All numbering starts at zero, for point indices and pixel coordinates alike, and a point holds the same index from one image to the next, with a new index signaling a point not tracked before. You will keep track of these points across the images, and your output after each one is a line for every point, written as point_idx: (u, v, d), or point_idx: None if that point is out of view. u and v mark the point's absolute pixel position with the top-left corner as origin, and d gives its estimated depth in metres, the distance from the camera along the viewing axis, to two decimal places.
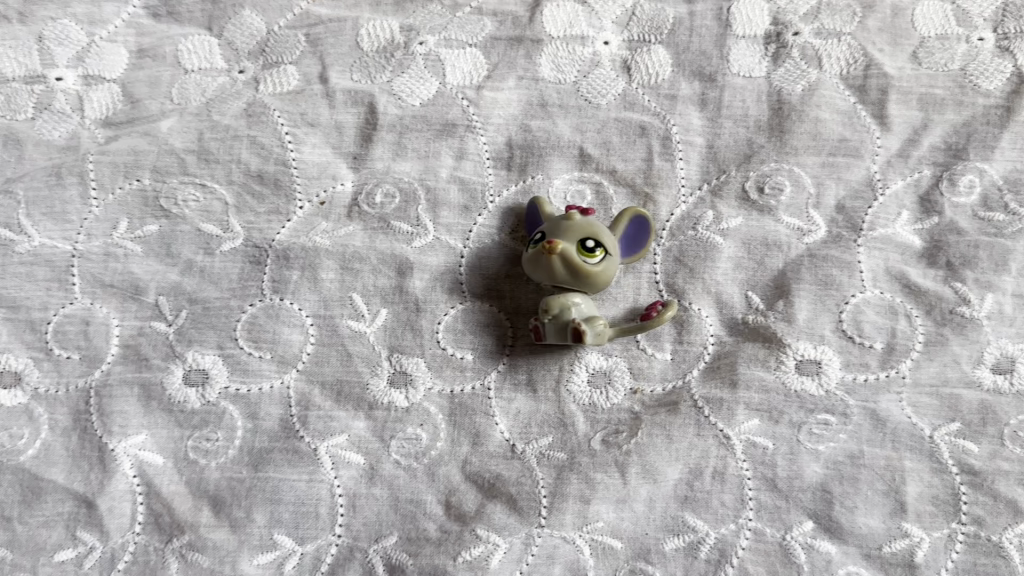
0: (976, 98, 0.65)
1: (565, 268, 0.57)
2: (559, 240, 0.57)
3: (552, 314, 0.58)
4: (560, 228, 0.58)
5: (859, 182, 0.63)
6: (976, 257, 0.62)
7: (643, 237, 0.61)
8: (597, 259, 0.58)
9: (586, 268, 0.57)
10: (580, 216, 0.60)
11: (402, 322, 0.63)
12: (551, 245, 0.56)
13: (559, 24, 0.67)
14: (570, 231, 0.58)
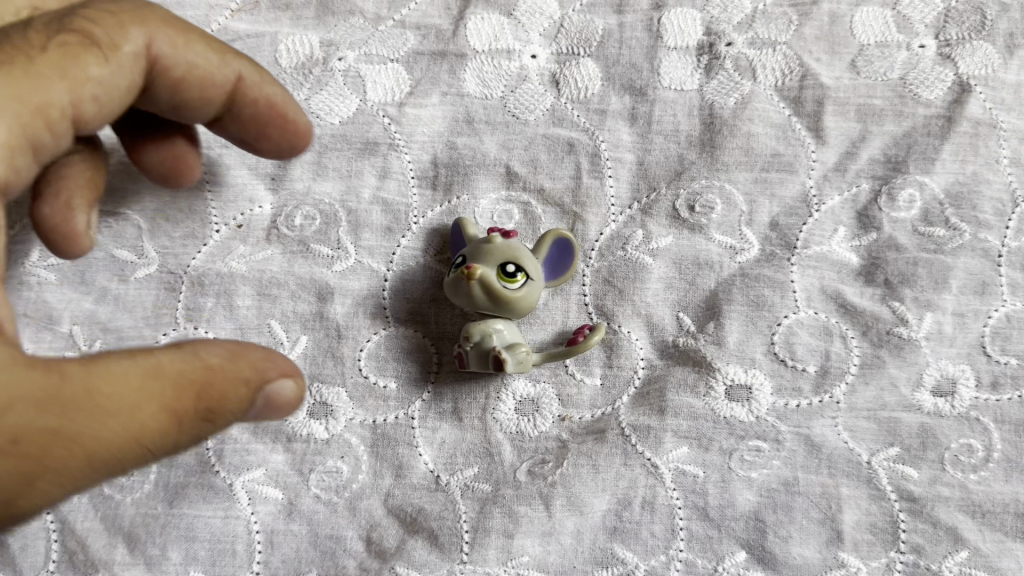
0: (918, 109, 0.63)
1: (485, 293, 0.55)
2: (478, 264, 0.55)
3: (473, 342, 0.56)
4: (480, 252, 0.56)
5: (794, 199, 0.62)
6: (916, 275, 0.60)
7: (569, 258, 0.58)
8: (518, 284, 0.55)
9: (507, 293, 0.55)
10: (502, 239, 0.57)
11: (322, 350, 0.60)
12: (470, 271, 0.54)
13: (483, 37, 0.65)
14: (490, 255, 0.56)
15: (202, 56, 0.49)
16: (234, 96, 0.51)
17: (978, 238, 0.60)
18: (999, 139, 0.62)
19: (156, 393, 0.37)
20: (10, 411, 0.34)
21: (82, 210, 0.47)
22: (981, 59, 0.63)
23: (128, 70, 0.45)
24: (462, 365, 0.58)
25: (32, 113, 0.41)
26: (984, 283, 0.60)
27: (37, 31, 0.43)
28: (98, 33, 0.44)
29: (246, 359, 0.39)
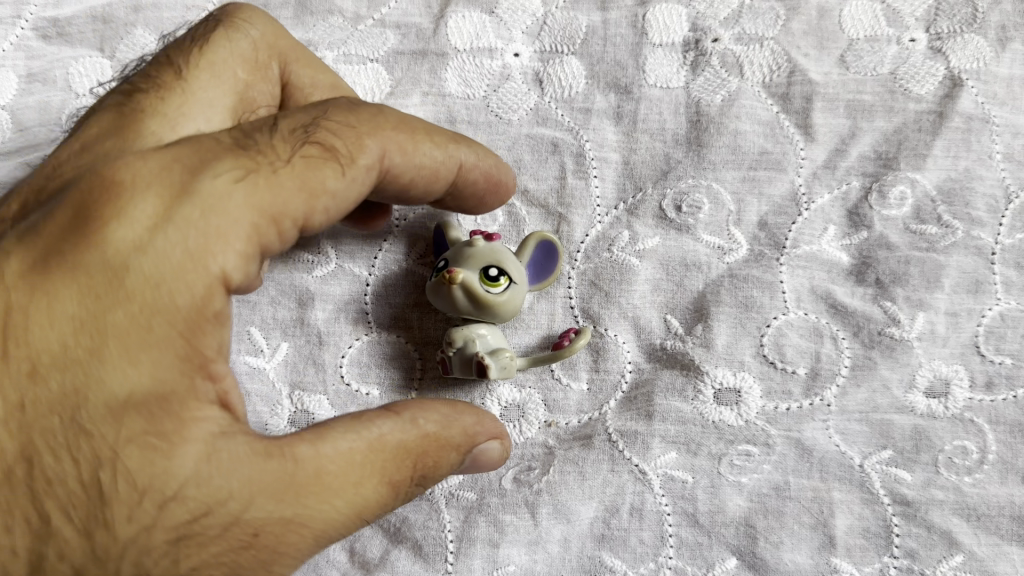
0: (909, 105, 0.62)
1: (468, 297, 0.54)
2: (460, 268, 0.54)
3: (455, 347, 0.55)
4: (462, 255, 0.55)
5: (784, 198, 0.60)
6: (908, 274, 0.59)
7: (552, 262, 0.57)
8: (502, 288, 0.54)
9: (490, 299, 0.54)
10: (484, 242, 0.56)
11: (303, 356, 0.59)
12: (452, 275, 0.53)
13: (465, 36, 0.64)
14: (473, 259, 0.55)
15: (430, 154, 0.50)
16: (453, 181, 0.53)
17: (972, 236, 0.59)
18: (992, 135, 0.61)
19: (375, 466, 0.43)
20: (249, 508, 0.41)
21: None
22: (973, 52, 0.62)
23: (365, 182, 0.46)
24: (444, 372, 0.57)
25: (264, 225, 0.43)
26: (977, 281, 0.59)
27: (284, 140, 0.45)
28: (339, 145, 0.46)
29: (459, 421, 0.47)
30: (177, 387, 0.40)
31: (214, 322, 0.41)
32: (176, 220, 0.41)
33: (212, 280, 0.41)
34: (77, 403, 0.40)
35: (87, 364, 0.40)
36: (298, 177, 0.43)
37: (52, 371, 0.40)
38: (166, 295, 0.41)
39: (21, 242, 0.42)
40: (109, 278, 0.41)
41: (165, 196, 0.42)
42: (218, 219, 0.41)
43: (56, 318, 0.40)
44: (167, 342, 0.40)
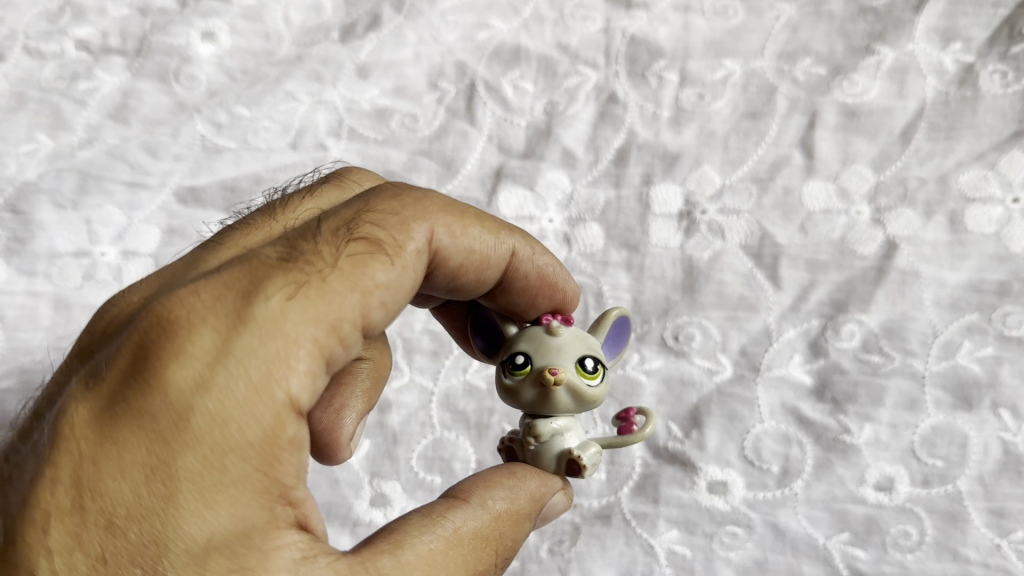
0: (855, 264, 0.80)
1: (571, 396, 0.55)
2: (558, 365, 0.54)
3: (541, 438, 0.57)
4: (551, 348, 0.55)
5: (758, 332, 0.78)
6: (855, 393, 0.75)
7: (624, 335, 0.62)
8: (596, 378, 0.56)
9: (588, 390, 0.55)
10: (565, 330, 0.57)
11: (381, 449, 0.76)
12: (557, 374, 0.53)
13: (512, 206, 0.84)
14: (566, 352, 0.55)
15: (478, 238, 0.55)
16: (506, 266, 0.57)
17: (907, 364, 0.76)
18: (922, 286, 0.78)
19: (460, 562, 0.48)
20: None
21: (349, 418, 0.55)
22: (905, 222, 0.80)
23: (409, 265, 0.50)
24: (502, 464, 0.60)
25: (326, 330, 0.46)
26: (912, 400, 0.75)
27: (327, 242, 0.49)
28: (383, 239, 0.50)
29: (523, 486, 0.54)
30: (257, 522, 0.43)
31: (289, 447, 0.44)
32: (237, 358, 0.44)
33: (279, 409, 0.44)
34: (156, 554, 0.41)
35: (163, 512, 0.41)
36: (346, 275, 0.47)
37: (127, 524, 0.41)
38: (236, 434, 0.43)
39: (92, 395, 0.45)
40: (175, 427, 0.42)
41: (224, 330, 0.44)
42: (278, 341, 0.44)
43: (126, 470, 0.42)
44: (243, 477, 0.43)
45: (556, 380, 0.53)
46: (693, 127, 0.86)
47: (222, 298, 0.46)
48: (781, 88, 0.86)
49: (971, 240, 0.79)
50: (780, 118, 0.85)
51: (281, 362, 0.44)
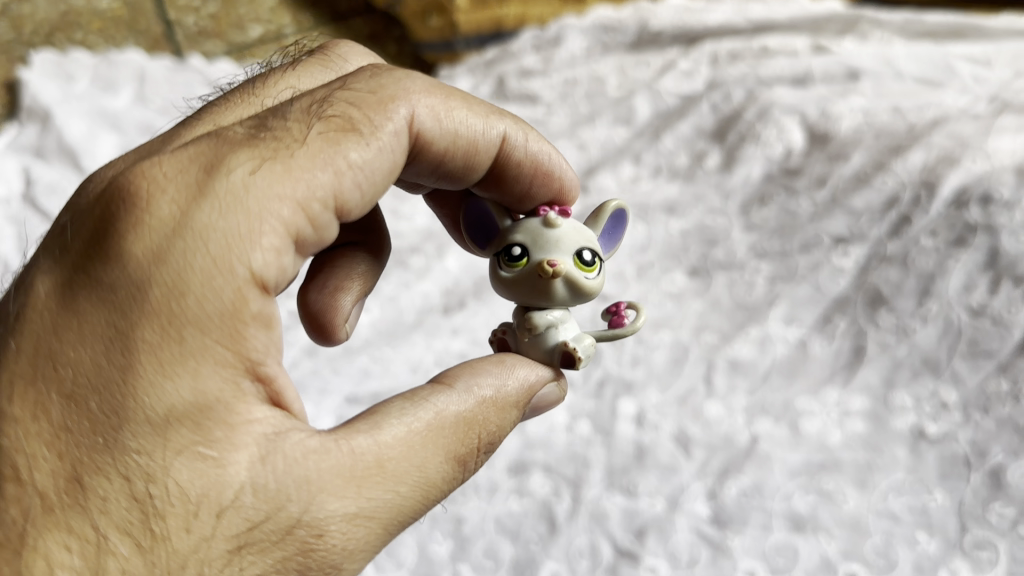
0: (734, 451, 1.28)
1: (565, 288, 0.90)
2: (559, 258, 0.90)
3: (536, 333, 0.92)
4: (556, 242, 0.91)
5: (675, 488, 1.25)
6: (733, 517, 1.20)
7: (618, 229, 1.00)
8: (590, 273, 0.92)
9: (579, 278, 0.90)
10: (561, 226, 0.92)
11: (516, 545, 1.21)
12: (556, 268, 0.88)
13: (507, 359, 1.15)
14: (565, 246, 0.91)
15: (459, 120, 0.91)
16: (504, 142, 0.95)
17: (762, 504, 1.21)
18: (772, 466, 1.25)
19: (438, 442, 0.78)
20: (314, 500, 0.71)
21: (344, 301, 0.95)
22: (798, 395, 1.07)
23: (381, 142, 0.82)
24: (512, 346, 0.96)
25: (292, 200, 0.75)
26: None
27: (300, 123, 0.80)
28: (350, 122, 0.81)
29: (511, 377, 0.85)
30: (217, 395, 0.70)
31: (254, 321, 0.72)
32: (196, 245, 0.71)
33: (240, 281, 0.71)
34: (117, 417, 0.68)
35: (120, 380, 0.69)
36: (326, 156, 0.78)
37: (86, 395, 0.69)
38: (198, 305, 0.70)
39: (62, 288, 0.72)
40: (149, 307, 0.70)
41: (189, 199, 0.73)
42: (246, 204, 0.73)
43: (90, 344, 0.69)
44: (204, 349, 0.70)
45: (556, 272, 0.88)
46: (643, 367, 1.41)
47: (191, 191, 0.73)
48: (692, 347, 1.43)
49: (804, 440, 1.28)
50: (693, 363, 1.41)
51: (249, 236, 0.72)
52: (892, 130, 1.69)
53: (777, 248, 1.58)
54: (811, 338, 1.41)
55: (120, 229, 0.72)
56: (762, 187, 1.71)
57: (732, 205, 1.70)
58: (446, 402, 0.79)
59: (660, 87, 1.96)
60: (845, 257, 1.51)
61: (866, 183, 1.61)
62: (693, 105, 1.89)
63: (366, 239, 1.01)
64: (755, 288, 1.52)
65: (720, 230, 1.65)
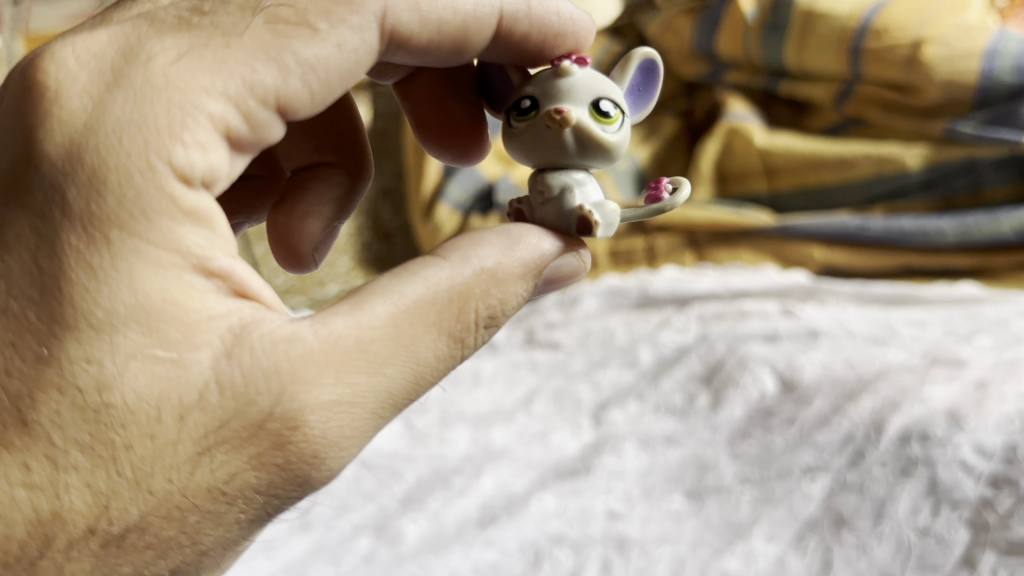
0: None
1: (577, 143, 0.82)
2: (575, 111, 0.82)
3: (550, 194, 0.84)
4: (574, 97, 0.83)
5: None
6: None
7: (653, 83, 0.90)
8: (612, 129, 0.83)
9: (595, 131, 0.82)
10: (575, 73, 0.84)
11: None
12: (564, 115, 0.80)
13: None
14: (581, 101, 0.83)
15: (448, 8, 0.81)
16: (503, 19, 0.85)
17: None
18: None
19: (427, 317, 0.72)
20: (289, 389, 0.67)
21: (316, 222, 0.91)
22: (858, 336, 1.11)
23: (342, 39, 0.74)
24: (528, 218, 0.87)
25: (221, 94, 0.69)
26: None
27: (242, 18, 0.71)
28: (302, 14, 0.73)
29: (521, 246, 0.77)
30: (162, 295, 0.65)
31: (191, 216, 0.67)
32: (113, 141, 0.65)
33: (168, 176, 0.66)
34: (55, 325, 0.64)
35: (56, 288, 0.64)
36: (273, 49, 0.71)
37: (24, 305, 0.64)
38: (132, 203, 0.65)
39: None
40: (72, 210, 0.64)
41: (106, 91, 0.67)
42: (173, 96, 0.67)
43: (22, 251, 0.65)
44: (150, 250, 0.66)
45: (565, 121, 0.80)
46: None
47: (105, 82, 0.67)
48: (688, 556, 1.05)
49: None
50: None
51: (170, 131, 0.66)
52: (846, 380, 1.23)
53: (757, 472, 1.15)
54: (788, 554, 1.03)
55: (34, 128, 0.66)
56: (749, 425, 1.23)
57: (720, 440, 1.22)
58: (435, 279, 0.73)
59: (660, 338, 1.42)
60: (816, 482, 1.10)
61: (825, 423, 1.17)
62: (682, 356, 1.37)
63: (342, 156, 0.96)
64: (740, 506, 1.11)
65: (711, 454, 1.20)
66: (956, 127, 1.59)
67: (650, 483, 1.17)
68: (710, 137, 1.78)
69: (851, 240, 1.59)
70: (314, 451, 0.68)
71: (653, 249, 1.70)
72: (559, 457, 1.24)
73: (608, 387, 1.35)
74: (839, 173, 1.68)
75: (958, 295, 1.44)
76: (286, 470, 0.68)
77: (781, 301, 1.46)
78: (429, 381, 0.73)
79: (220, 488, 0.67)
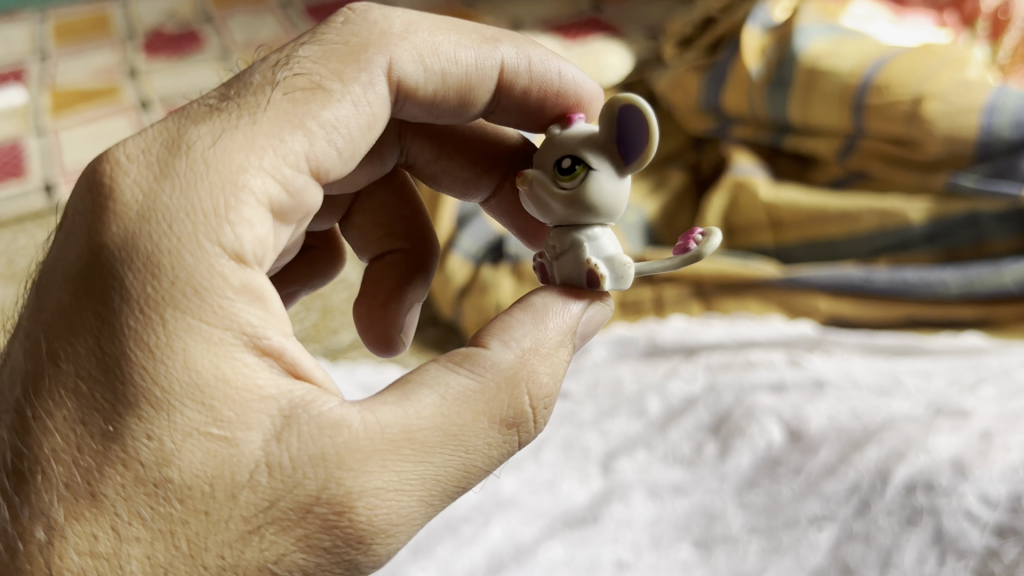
0: None
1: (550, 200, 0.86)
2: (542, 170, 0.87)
3: (562, 251, 0.87)
4: (552, 157, 0.87)
5: None
6: None
7: (632, 122, 0.82)
8: (575, 179, 0.84)
9: (552, 186, 0.85)
10: (559, 135, 0.89)
11: None
12: (520, 178, 0.87)
13: None
14: (554, 160, 0.87)
15: (453, 58, 0.87)
16: (505, 72, 0.91)
17: None
18: None
19: (477, 402, 0.73)
20: (337, 473, 0.68)
21: (395, 303, 1.06)
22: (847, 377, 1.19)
23: (357, 96, 0.79)
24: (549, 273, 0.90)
25: (261, 173, 0.72)
26: None
27: (263, 93, 0.75)
28: (319, 80, 0.77)
29: (554, 320, 0.80)
30: (217, 373, 0.67)
31: (243, 293, 0.70)
32: (164, 227, 0.68)
33: (218, 257, 0.69)
34: (115, 404, 0.66)
35: (117, 368, 0.66)
36: (295, 119, 0.75)
37: (88, 386, 0.66)
38: (187, 284, 0.67)
39: (63, 275, 0.69)
40: (130, 292, 0.67)
41: (160, 176, 0.69)
42: (217, 177, 0.70)
43: (87, 334, 0.67)
44: (206, 330, 0.68)
45: (520, 181, 0.86)
46: None
47: (155, 171, 0.70)
48: None
49: None
50: None
51: (217, 211, 0.69)
52: (851, 430, 1.23)
53: (765, 522, 1.16)
54: None
55: (98, 215, 0.69)
56: (757, 475, 1.24)
57: (728, 489, 1.23)
58: (485, 369, 0.75)
59: (668, 388, 1.43)
60: (823, 531, 1.12)
61: (831, 473, 1.18)
62: (690, 407, 1.38)
63: (405, 242, 1.11)
64: (747, 556, 1.12)
65: (719, 503, 1.21)
66: (957, 181, 1.62)
67: (659, 532, 1.18)
68: (715, 191, 1.82)
69: (857, 293, 1.62)
70: (360, 537, 0.68)
71: (661, 299, 1.72)
72: (568, 506, 1.25)
73: (617, 436, 1.36)
74: (842, 226, 1.71)
75: (961, 346, 1.46)
76: (334, 555, 0.68)
77: (787, 351, 1.48)
78: (480, 469, 0.74)
79: (269, 569, 0.67)
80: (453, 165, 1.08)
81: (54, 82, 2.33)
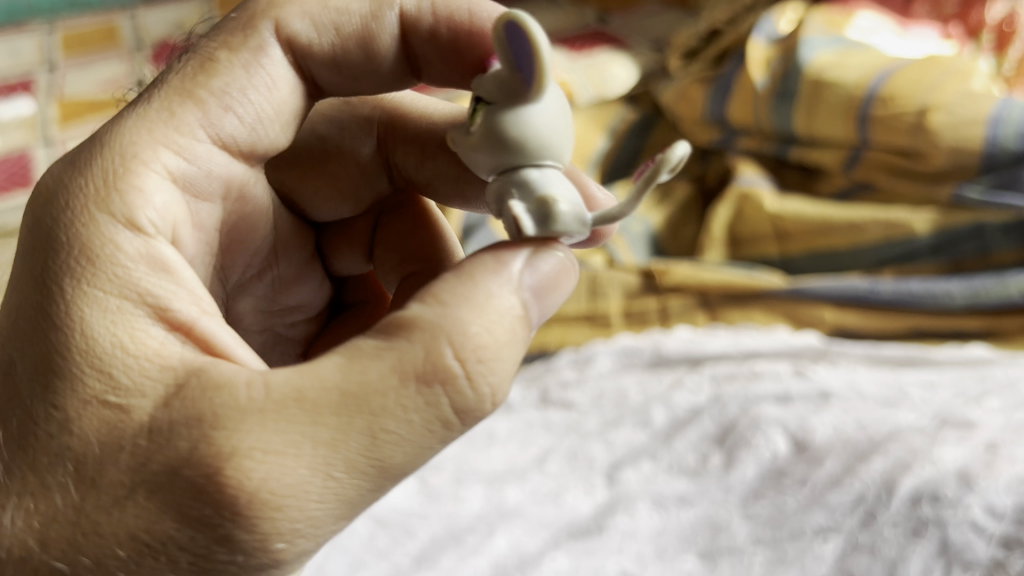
0: None
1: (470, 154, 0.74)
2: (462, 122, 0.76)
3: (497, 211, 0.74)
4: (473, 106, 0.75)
5: None
6: None
7: (511, 37, 0.65)
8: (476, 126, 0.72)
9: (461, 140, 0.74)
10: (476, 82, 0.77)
11: None
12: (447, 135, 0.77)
13: None
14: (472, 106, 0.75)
15: (342, 14, 0.85)
16: (406, 19, 0.86)
17: None
18: None
19: (377, 362, 0.67)
20: (222, 434, 0.65)
21: None
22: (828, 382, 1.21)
23: (246, 62, 0.81)
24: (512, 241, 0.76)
25: (149, 145, 0.77)
26: None
27: (165, 77, 0.81)
28: (212, 52, 0.81)
29: (486, 272, 0.70)
30: (104, 337, 0.70)
31: (138, 262, 0.74)
32: (64, 207, 0.74)
33: (109, 227, 0.73)
34: (24, 373, 0.71)
35: (25, 342, 0.72)
36: (187, 94, 0.79)
37: (9, 360, 0.73)
38: (79, 256, 0.72)
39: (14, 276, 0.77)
40: (40, 270, 0.73)
41: (70, 165, 0.76)
42: (112, 157, 0.76)
43: (13, 316, 0.73)
44: (97, 298, 0.71)
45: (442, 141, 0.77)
46: None
47: (71, 163, 0.77)
48: None
49: None
50: None
51: (111, 186, 0.75)
52: (855, 441, 1.23)
53: (770, 533, 1.16)
54: None
55: (30, 212, 0.76)
56: (762, 486, 1.24)
57: (732, 501, 1.23)
58: (398, 334, 0.68)
59: (673, 399, 1.43)
60: (828, 543, 1.11)
61: (837, 484, 1.18)
62: (695, 417, 1.38)
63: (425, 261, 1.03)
64: (752, 568, 1.11)
65: (724, 514, 1.20)
66: (962, 192, 1.62)
67: (663, 543, 1.18)
68: (722, 201, 1.84)
69: (861, 304, 1.62)
70: (244, 504, 0.65)
71: (666, 309, 1.71)
72: (572, 516, 1.25)
73: (622, 447, 1.36)
74: (848, 237, 1.71)
75: (968, 357, 1.46)
76: (208, 525, 0.66)
77: (792, 361, 1.48)
78: (398, 436, 0.67)
79: (142, 537, 0.67)
80: (439, 165, 1.03)
81: (62, 93, 2.35)
